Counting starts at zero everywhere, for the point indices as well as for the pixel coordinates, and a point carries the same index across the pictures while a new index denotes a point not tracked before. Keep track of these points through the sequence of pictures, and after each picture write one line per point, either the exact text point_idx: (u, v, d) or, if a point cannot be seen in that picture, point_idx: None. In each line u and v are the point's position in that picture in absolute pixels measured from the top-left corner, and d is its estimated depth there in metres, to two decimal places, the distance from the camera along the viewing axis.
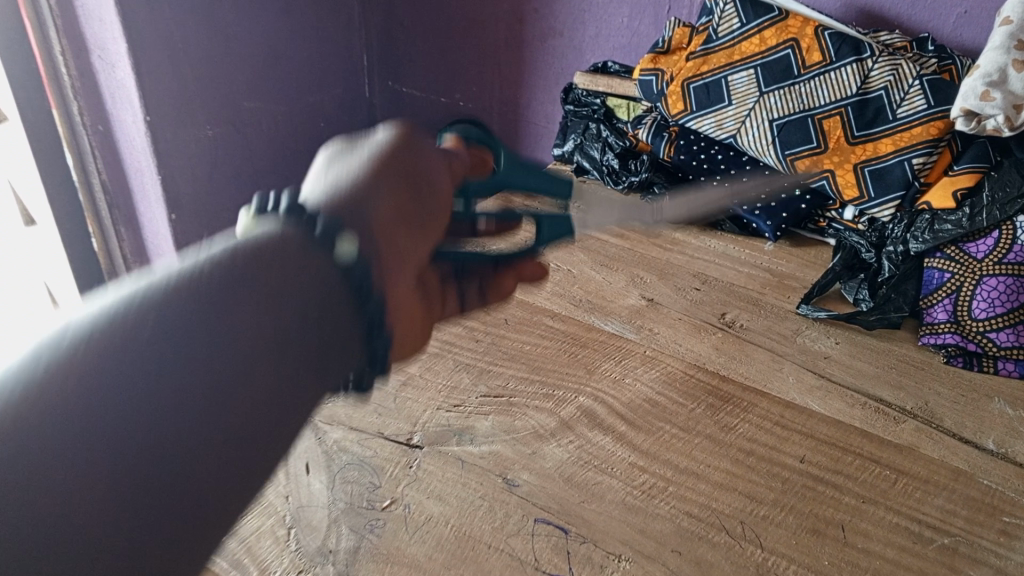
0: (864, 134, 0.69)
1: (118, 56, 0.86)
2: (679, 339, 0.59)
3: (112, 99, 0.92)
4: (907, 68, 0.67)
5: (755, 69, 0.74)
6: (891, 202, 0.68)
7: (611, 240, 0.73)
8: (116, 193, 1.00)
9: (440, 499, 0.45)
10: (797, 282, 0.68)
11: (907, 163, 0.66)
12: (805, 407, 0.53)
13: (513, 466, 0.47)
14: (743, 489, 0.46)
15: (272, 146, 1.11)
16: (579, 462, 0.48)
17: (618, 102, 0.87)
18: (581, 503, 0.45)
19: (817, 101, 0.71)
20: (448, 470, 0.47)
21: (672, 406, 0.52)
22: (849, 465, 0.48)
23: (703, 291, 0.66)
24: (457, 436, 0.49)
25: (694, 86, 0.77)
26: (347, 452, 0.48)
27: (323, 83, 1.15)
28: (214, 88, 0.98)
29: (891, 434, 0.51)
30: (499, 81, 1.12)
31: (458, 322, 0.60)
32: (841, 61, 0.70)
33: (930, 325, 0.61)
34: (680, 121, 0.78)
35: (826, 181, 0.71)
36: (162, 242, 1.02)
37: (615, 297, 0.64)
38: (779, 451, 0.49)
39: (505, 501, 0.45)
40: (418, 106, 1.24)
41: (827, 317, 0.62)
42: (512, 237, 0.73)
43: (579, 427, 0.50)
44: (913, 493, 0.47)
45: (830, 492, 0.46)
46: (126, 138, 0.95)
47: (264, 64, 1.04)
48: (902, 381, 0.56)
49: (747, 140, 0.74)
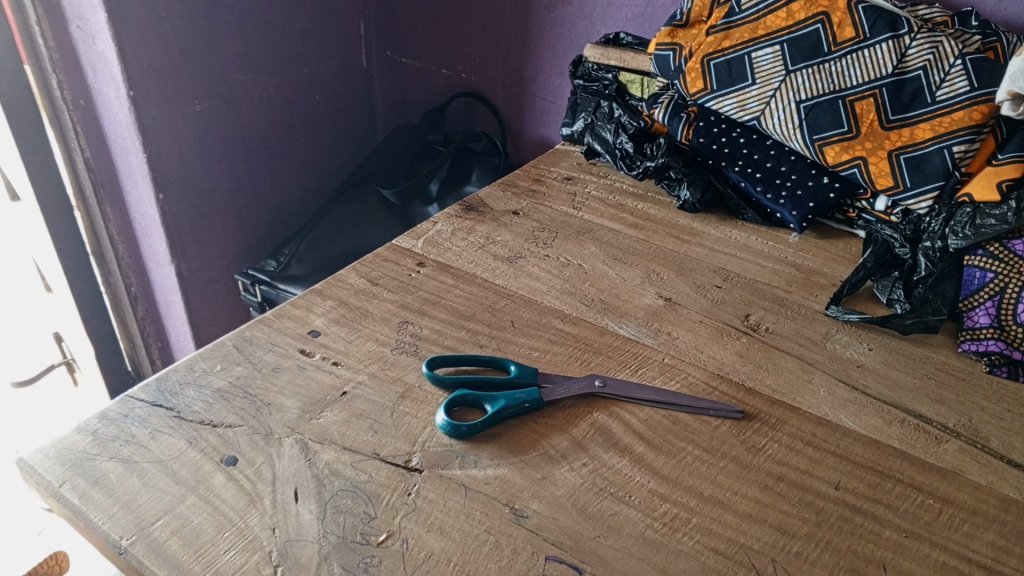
0: (900, 118, 0.64)
1: (98, 27, 0.81)
2: (700, 346, 0.55)
3: (93, 72, 0.86)
4: (949, 46, 0.62)
5: (780, 45, 0.68)
6: (929, 193, 0.62)
7: (625, 231, 0.69)
8: (101, 171, 0.95)
9: (442, 533, 0.41)
10: (824, 279, 0.63)
11: (947, 152, 0.61)
12: (838, 425, 0.48)
13: (522, 494, 0.43)
14: (774, 521, 0.42)
15: (263, 122, 1.05)
16: (593, 490, 0.43)
17: (631, 76, 0.81)
18: (597, 538, 0.41)
19: (849, 81, 0.65)
20: (450, 499, 0.43)
21: (694, 424, 0.48)
22: (888, 493, 0.44)
23: (726, 289, 0.61)
24: (459, 458, 0.45)
25: (714, 62, 0.71)
26: (339, 476, 0.44)
27: (318, 53, 1.09)
28: (201, 60, 0.92)
29: (933, 456, 0.47)
30: (503, 52, 1.07)
31: (461, 325, 0.56)
32: (875, 37, 0.64)
33: (971, 331, 0.56)
34: (699, 101, 0.73)
35: (857, 169, 0.65)
36: (150, 223, 0.97)
37: (629, 296, 0.60)
38: (810, 476, 0.45)
39: (513, 536, 0.41)
40: (417, 78, 1.18)
41: (859, 320, 0.57)
42: (519, 227, 0.68)
43: (593, 447, 0.46)
44: (961, 526, 0.42)
45: (869, 526, 0.42)
46: (110, 114, 0.89)
47: (255, 35, 0.98)
48: (942, 394, 0.52)
49: (772, 123, 0.69)
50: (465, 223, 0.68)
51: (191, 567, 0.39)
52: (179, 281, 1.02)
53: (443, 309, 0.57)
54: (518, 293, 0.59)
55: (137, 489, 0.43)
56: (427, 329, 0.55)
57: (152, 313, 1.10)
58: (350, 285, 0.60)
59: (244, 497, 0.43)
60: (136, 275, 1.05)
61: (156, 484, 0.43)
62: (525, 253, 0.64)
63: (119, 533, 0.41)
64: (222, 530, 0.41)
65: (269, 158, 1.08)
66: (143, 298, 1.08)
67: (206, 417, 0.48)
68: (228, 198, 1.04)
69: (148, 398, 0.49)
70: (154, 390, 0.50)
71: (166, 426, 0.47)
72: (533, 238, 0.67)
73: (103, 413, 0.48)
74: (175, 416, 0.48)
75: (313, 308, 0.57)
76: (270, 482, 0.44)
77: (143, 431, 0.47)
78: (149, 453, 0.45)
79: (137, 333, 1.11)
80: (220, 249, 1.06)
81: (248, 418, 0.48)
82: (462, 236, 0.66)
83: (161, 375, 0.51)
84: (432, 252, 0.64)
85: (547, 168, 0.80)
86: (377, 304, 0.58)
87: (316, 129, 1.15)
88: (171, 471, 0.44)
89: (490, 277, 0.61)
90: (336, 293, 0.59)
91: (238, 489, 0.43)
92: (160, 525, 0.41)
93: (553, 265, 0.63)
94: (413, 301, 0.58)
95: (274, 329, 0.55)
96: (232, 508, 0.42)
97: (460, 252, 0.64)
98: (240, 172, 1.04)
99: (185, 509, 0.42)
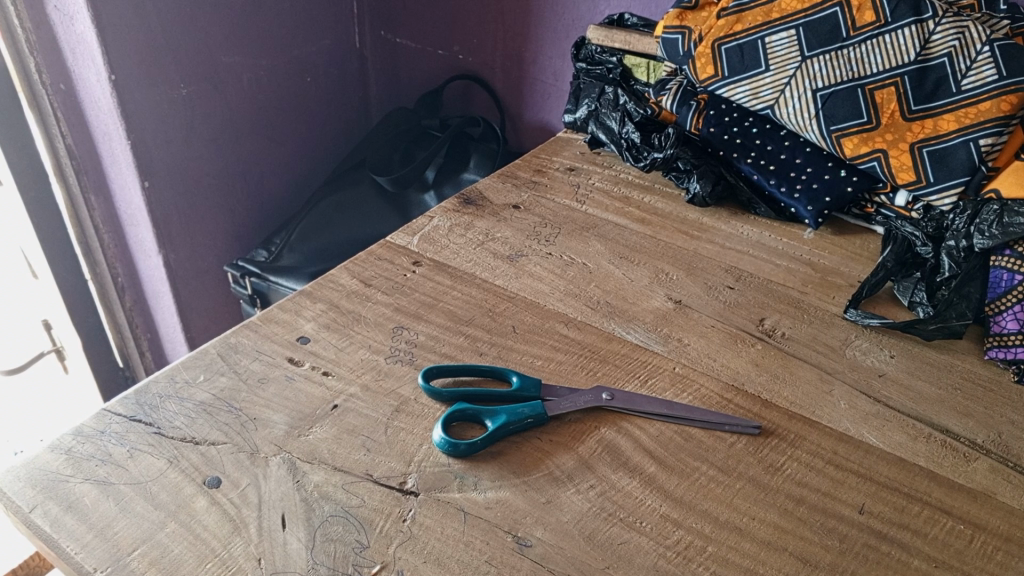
0: (923, 109, 0.60)
1: (77, 8, 0.77)
2: (712, 353, 0.52)
3: (73, 54, 0.82)
4: (975, 32, 0.59)
5: (796, 30, 0.65)
6: (953, 189, 0.59)
7: (631, 226, 0.65)
8: (83, 157, 0.91)
9: (439, 564, 0.38)
10: (842, 279, 0.60)
11: (973, 145, 0.58)
12: (860, 441, 0.46)
13: (525, 520, 0.40)
14: (794, 549, 0.40)
15: (253, 105, 1.01)
16: (601, 515, 0.41)
17: (637, 60, 0.78)
18: (606, 569, 0.38)
19: (869, 69, 0.62)
20: (448, 526, 0.40)
21: (709, 441, 0.45)
22: (916, 518, 0.41)
23: (738, 290, 0.58)
24: (458, 480, 0.42)
25: (726, 47, 0.67)
26: (330, 500, 0.41)
27: (310, 33, 1.05)
28: (186, 42, 0.88)
29: (961, 477, 0.44)
30: (502, 34, 1.03)
31: (460, 330, 0.53)
32: (897, 22, 0.61)
33: (999, 337, 0.53)
34: (709, 88, 0.69)
35: (876, 162, 0.62)
36: (136, 211, 0.93)
37: (637, 298, 0.57)
38: (833, 499, 0.42)
39: (515, 569, 0.38)
40: (412, 59, 1.14)
41: (880, 325, 0.54)
42: (520, 222, 0.65)
43: (600, 467, 0.43)
44: (994, 555, 0.40)
45: (896, 555, 0.40)
46: (91, 98, 0.86)
47: (243, 15, 0.94)
48: (970, 407, 0.49)
49: (787, 112, 0.65)
50: (463, 218, 0.65)
51: None
52: (167, 271, 0.98)
53: (440, 313, 0.54)
54: (519, 295, 0.56)
55: (114, 514, 0.40)
56: (424, 336, 0.52)
57: (140, 304, 1.06)
58: (341, 287, 0.56)
59: (228, 523, 0.40)
60: (122, 264, 1.02)
61: (133, 509, 0.41)
62: (526, 251, 0.61)
63: (92, 564, 0.38)
64: (203, 561, 0.38)
65: (259, 144, 1.05)
66: (130, 288, 1.04)
67: (188, 433, 0.45)
68: (218, 186, 1.01)
69: (126, 412, 0.46)
70: (133, 403, 0.47)
71: (145, 444, 0.44)
72: (535, 235, 0.63)
73: (78, 429, 0.45)
74: (154, 432, 0.45)
75: (302, 312, 0.54)
76: (256, 506, 0.41)
77: (121, 449, 0.44)
78: (126, 474, 0.42)
79: (125, 323, 1.08)
80: (210, 239, 1.03)
81: (233, 435, 0.45)
82: (460, 232, 0.63)
83: (140, 387, 0.48)
84: (428, 249, 0.61)
85: (549, 157, 0.77)
86: (370, 308, 0.54)
87: (308, 111, 1.11)
88: (149, 494, 0.41)
89: (489, 278, 0.58)
90: (327, 296, 0.56)
91: (221, 514, 0.40)
92: (137, 555, 0.38)
93: (556, 264, 0.60)
94: (409, 304, 0.55)
95: (261, 336, 0.52)
96: (214, 536, 0.39)
97: (458, 249, 0.61)
98: (229, 159, 1.01)
99: (164, 537, 0.39)
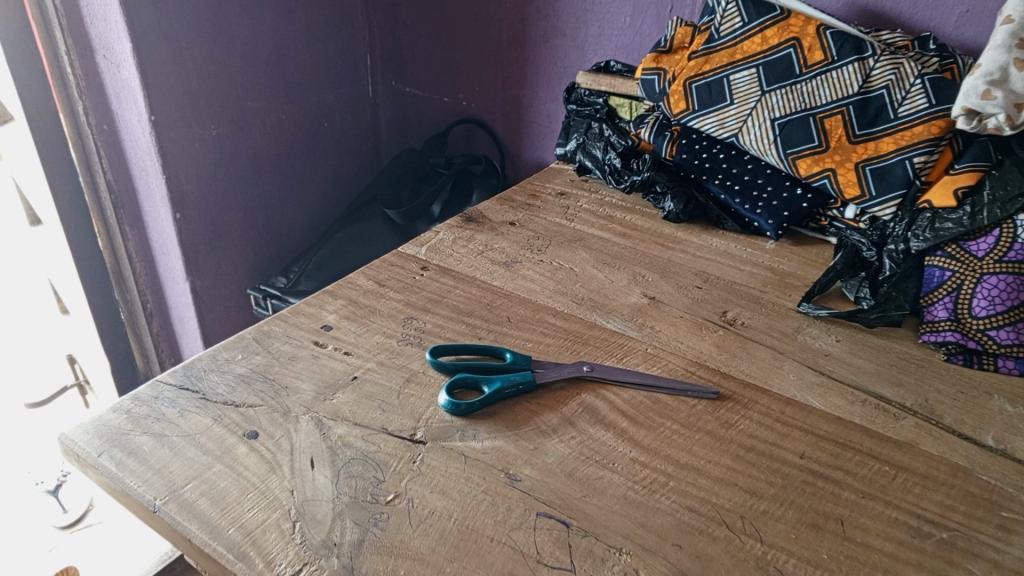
0: (866, 133, 0.69)
1: (124, 56, 0.87)
2: (681, 337, 0.60)
3: (116, 98, 0.92)
4: (909, 67, 0.67)
5: (756, 68, 0.74)
6: (892, 201, 0.67)
7: (613, 239, 0.74)
8: (120, 191, 1.01)
9: (443, 493, 0.45)
10: (798, 281, 0.68)
11: (908, 162, 0.66)
12: (805, 404, 0.53)
13: (516, 461, 0.48)
14: (743, 484, 0.47)
15: (275, 145, 1.11)
16: (581, 458, 0.48)
17: (620, 101, 0.87)
18: (584, 497, 0.45)
19: (819, 100, 0.71)
20: (451, 466, 0.47)
21: (673, 403, 0.53)
22: (848, 461, 0.49)
23: (706, 289, 0.66)
24: (460, 432, 0.50)
25: (696, 85, 0.77)
26: (351, 447, 0.49)
27: (326, 82, 1.16)
28: (217, 88, 0.99)
29: (891, 431, 0.51)
30: (501, 81, 1.13)
31: (461, 320, 0.61)
32: (842, 60, 0.70)
33: (931, 323, 0.61)
34: (682, 120, 0.78)
35: (827, 180, 0.71)
36: (167, 241, 1.02)
37: (616, 295, 0.65)
38: (778, 447, 0.50)
39: (508, 496, 0.45)
40: (420, 106, 1.24)
41: (827, 315, 0.62)
42: (515, 236, 0.74)
43: (581, 423, 0.51)
44: (912, 488, 0.47)
45: (829, 488, 0.47)
46: (130, 138, 0.95)
47: (267, 65, 1.05)
48: (902, 378, 0.56)
49: (749, 139, 0.75)
50: (465, 233, 0.74)
51: (219, 522, 0.43)
52: (192, 297, 1.07)
53: (444, 306, 0.62)
54: (514, 293, 0.64)
55: (168, 458, 0.48)
56: (430, 324, 0.60)
57: (166, 330, 1.15)
58: (359, 286, 0.65)
59: (265, 464, 0.47)
60: (152, 292, 1.10)
61: (185, 454, 0.48)
62: (520, 259, 0.70)
63: (153, 495, 0.45)
64: (246, 492, 0.45)
65: (279, 183, 1.14)
66: (158, 315, 1.13)
67: (230, 398, 0.52)
68: (242, 219, 1.10)
69: (176, 382, 0.54)
70: (182, 375, 0.55)
71: (193, 406, 0.52)
72: (528, 245, 0.72)
73: (135, 395, 0.53)
74: (200, 397, 0.53)
75: (325, 306, 0.62)
76: (288, 452, 0.48)
77: (172, 410, 0.51)
78: (178, 428, 0.50)
79: (152, 348, 1.17)
80: (234, 268, 1.12)
81: (268, 399, 0.52)
82: (463, 244, 0.72)
83: (187, 363, 0.56)
84: (435, 257, 0.69)
85: (542, 184, 0.86)
86: (384, 303, 0.63)
87: (324, 153, 1.21)
88: (198, 443, 0.49)
89: (487, 279, 0.66)
90: (347, 293, 0.64)
91: (259, 458, 0.48)
92: (190, 487, 0.46)
93: (547, 268, 0.68)
94: (417, 299, 0.63)
95: (290, 324, 0.60)
96: (255, 474, 0.47)
97: (460, 257, 0.70)
98: (253, 195, 1.10)
99: (212, 474, 0.47)
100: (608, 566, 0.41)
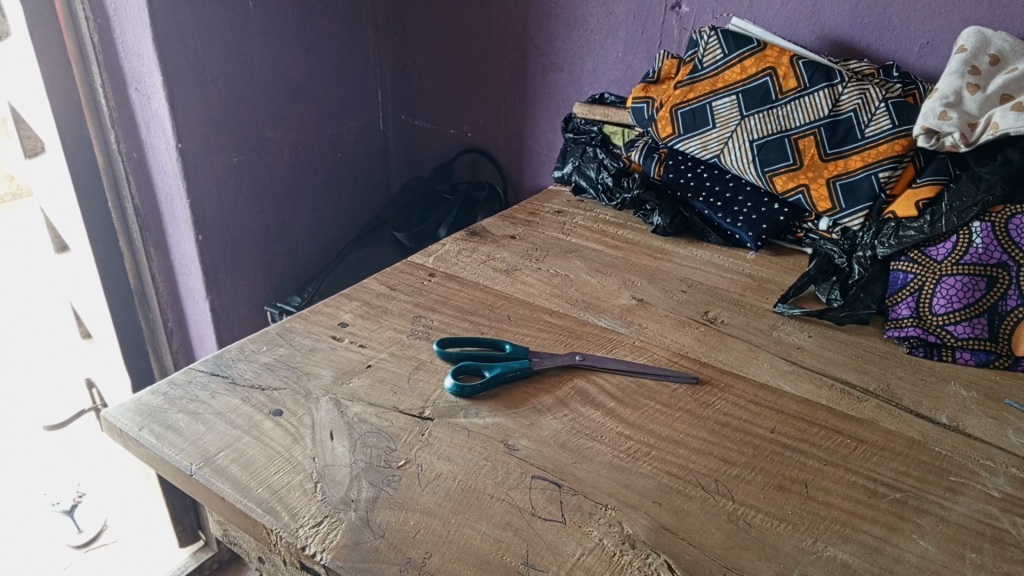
0: (836, 152, 0.76)
1: (154, 89, 0.94)
2: (665, 332, 0.65)
3: (146, 128, 1.00)
4: (874, 92, 0.74)
5: (736, 95, 0.81)
6: (860, 212, 0.74)
7: (606, 250, 0.80)
8: (146, 214, 1.07)
9: (449, 460, 0.51)
10: (775, 286, 0.74)
11: (874, 177, 0.73)
12: (777, 388, 0.59)
13: (514, 434, 0.53)
14: (719, 453, 0.52)
15: (292, 172, 1.18)
16: (573, 431, 0.54)
17: (614, 129, 0.94)
18: (574, 463, 0.51)
19: (793, 122, 0.78)
20: (456, 437, 0.53)
21: (657, 386, 0.58)
22: (814, 435, 0.54)
23: (690, 293, 0.72)
24: (464, 410, 0.55)
25: (681, 111, 0.84)
26: (366, 422, 0.54)
27: (340, 114, 1.23)
28: (239, 119, 1.06)
29: (854, 410, 0.57)
30: (504, 113, 1.20)
31: (466, 318, 0.67)
32: (814, 86, 0.77)
33: (895, 320, 0.67)
34: (669, 143, 0.85)
35: (801, 195, 0.77)
36: (189, 261, 1.09)
37: (607, 297, 0.71)
38: (751, 423, 0.55)
39: (506, 462, 0.51)
40: (428, 137, 1.32)
41: (800, 314, 0.68)
42: (516, 247, 0.80)
43: (573, 403, 0.56)
44: (870, 457, 0.52)
45: (796, 457, 0.52)
46: (159, 165, 1.02)
47: (286, 98, 1.13)
48: (866, 367, 0.62)
49: (730, 159, 0.81)
50: (469, 245, 0.80)
51: (249, 482, 0.49)
52: (212, 315, 1.13)
53: (450, 306, 0.68)
54: (514, 295, 0.70)
55: (202, 432, 0.53)
56: (437, 321, 0.66)
57: (185, 347, 1.21)
58: (372, 290, 0.71)
59: (289, 436, 0.53)
60: (173, 311, 1.16)
61: (217, 429, 0.54)
62: (520, 267, 0.76)
63: (189, 460, 0.51)
64: (273, 459, 0.51)
65: (295, 209, 1.21)
66: (178, 333, 1.19)
67: (257, 382, 0.58)
68: (259, 241, 1.16)
69: (208, 369, 0.60)
70: (213, 363, 0.60)
71: (223, 389, 0.58)
72: (527, 256, 0.78)
73: (171, 380, 0.59)
74: (230, 381, 0.58)
75: (341, 307, 0.68)
76: (310, 426, 0.54)
77: (204, 393, 0.57)
78: (210, 407, 0.56)
79: (171, 367, 1.22)
80: (251, 288, 1.18)
81: (291, 383, 0.58)
82: (467, 254, 0.78)
83: (217, 354, 0.62)
84: (441, 265, 0.75)
85: (541, 204, 0.93)
86: (395, 303, 0.69)
87: (337, 181, 1.28)
88: (228, 419, 0.54)
89: (489, 284, 0.72)
90: (361, 296, 0.70)
91: (284, 431, 0.53)
92: (222, 455, 0.51)
93: (544, 275, 0.74)
94: (425, 301, 0.69)
95: (310, 322, 0.66)
96: (279, 444, 0.52)
97: (465, 265, 0.76)
98: (270, 218, 1.17)
99: (241, 444, 0.52)
100: (596, 518, 0.47)
